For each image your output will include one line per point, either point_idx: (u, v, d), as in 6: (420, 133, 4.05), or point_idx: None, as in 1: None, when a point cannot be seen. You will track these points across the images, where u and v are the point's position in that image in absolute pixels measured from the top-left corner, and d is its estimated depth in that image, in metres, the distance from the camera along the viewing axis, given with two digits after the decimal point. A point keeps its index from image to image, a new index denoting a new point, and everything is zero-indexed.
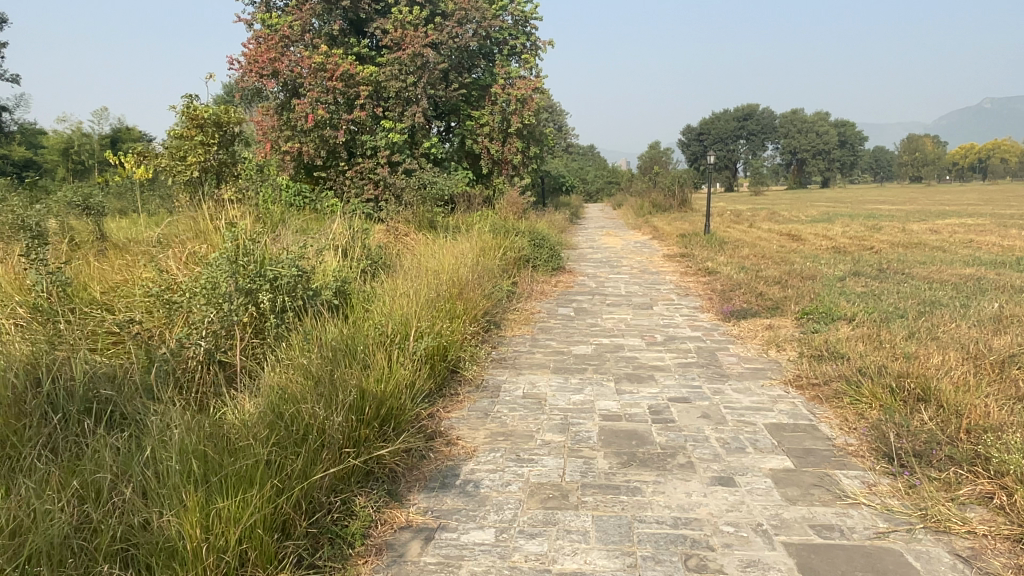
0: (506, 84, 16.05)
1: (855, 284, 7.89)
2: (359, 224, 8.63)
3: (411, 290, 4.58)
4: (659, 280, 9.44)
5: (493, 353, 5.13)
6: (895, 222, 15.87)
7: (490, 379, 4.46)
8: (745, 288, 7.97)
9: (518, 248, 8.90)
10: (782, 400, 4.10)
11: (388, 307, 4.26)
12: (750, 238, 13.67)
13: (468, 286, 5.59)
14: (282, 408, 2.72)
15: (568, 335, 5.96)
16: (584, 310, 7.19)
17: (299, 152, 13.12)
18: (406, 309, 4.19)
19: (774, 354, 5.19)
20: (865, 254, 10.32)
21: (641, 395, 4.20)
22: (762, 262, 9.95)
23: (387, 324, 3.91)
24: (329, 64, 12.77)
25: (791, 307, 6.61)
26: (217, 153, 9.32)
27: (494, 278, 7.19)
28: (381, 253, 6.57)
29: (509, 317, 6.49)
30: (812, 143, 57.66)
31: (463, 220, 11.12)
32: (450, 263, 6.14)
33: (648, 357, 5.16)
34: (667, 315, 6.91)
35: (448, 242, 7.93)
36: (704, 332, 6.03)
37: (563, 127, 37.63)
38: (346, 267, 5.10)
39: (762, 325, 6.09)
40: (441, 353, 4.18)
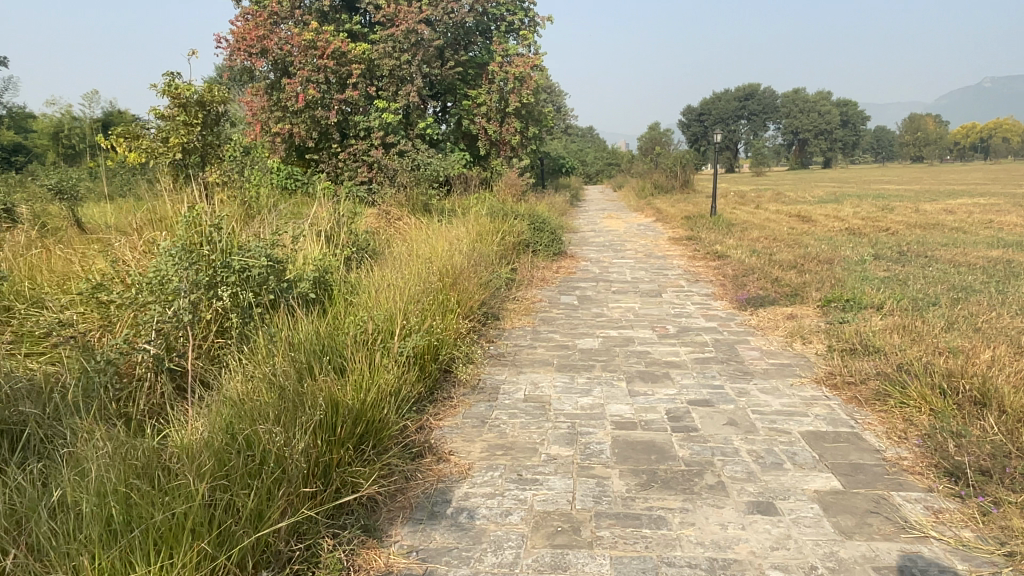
0: (504, 61, 15.47)
1: (876, 268, 7.42)
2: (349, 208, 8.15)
3: (399, 281, 4.12)
4: (666, 265, 8.97)
5: (491, 348, 4.68)
6: (907, 203, 15.36)
7: (488, 380, 4.00)
8: (759, 273, 7.50)
9: (517, 232, 8.43)
10: (816, 403, 3.65)
11: (373, 302, 3.80)
12: (758, 220, 13.19)
13: (463, 274, 5.14)
14: (237, 428, 2.27)
15: (572, 326, 5.50)
16: (589, 298, 6.74)
17: (289, 134, 12.61)
18: (392, 305, 3.72)
19: (800, 348, 4.73)
20: (881, 236, 9.84)
21: (657, 398, 3.74)
22: (774, 245, 9.47)
23: (370, 320, 3.45)
24: (320, 41, 12.32)
25: (812, 295, 6.16)
26: (201, 134, 8.82)
27: (492, 264, 6.73)
28: (369, 239, 6.10)
29: (509, 307, 6.02)
30: (814, 123, 56.85)
31: (459, 202, 10.63)
32: (443, 250, 5.67)
33: (661, 352, 4.70)
34: (678, 303, 6.45)
35: (443, 226, 7.47)
36: (720, 322, 5.57)
37: (563, 107, 36.95)
38: (328, 254, 4.63)
39: (782, 314, 5.62)
40: (431, 351, 3.72)
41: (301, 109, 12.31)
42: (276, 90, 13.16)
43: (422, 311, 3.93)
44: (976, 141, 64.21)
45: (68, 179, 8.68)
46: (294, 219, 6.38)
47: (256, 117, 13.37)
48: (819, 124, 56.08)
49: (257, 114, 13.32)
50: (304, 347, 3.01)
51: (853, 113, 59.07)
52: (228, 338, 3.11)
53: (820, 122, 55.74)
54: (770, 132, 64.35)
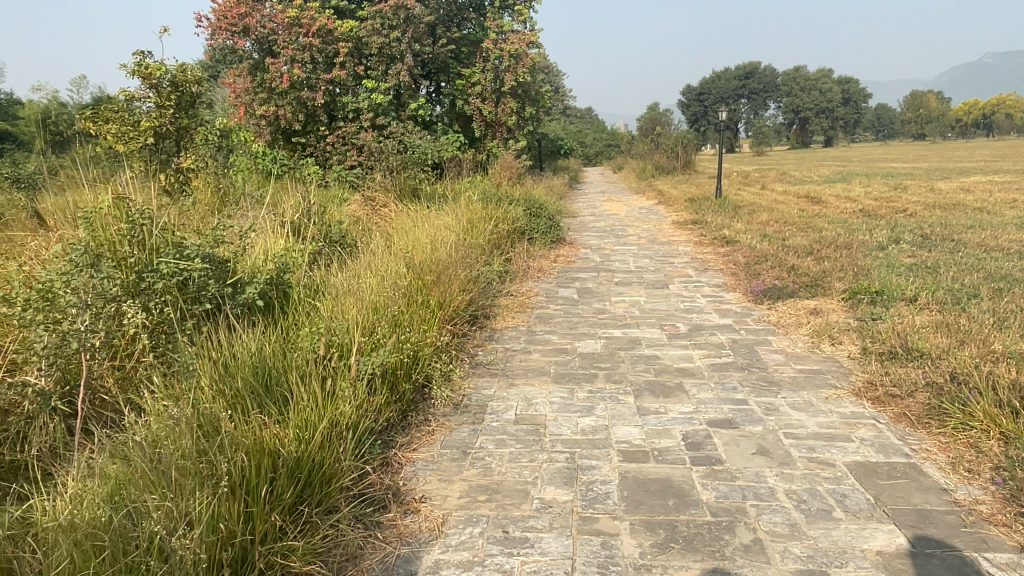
0: (498, 39, 14.84)
1: (901, 254, 6.84)
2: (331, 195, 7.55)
3: (368, 286, 3.56)
4: (671, 252, 8.38)
5: (478, 355, 4.12)
6: (919, 182, 14.77)
7: (472, 397, 3.44)
8: (773, 261, 6.93)
9: (512, 218, 7.84)
10: (859, 423, 3.10)
11: (334, 311, 3.24)
12: (766, 201, 12.59)
13: (447, 268, 4.57)
14: (123, 498, 1.75)
15: (571, 326, 4.93)
16: (589, 290, 6.18)
17: (274, 116, 11.93)
18: (355, 314, 3.17)
19: (829, 349, 4.18)
20: (900, 218, 9.25)
21: (671, 417, 3.18)
22: (786, 230, 8.88)
23: (326, 334, 2.90)
24: (305, 18, 11.72)
25: (835, 286, 5.59)
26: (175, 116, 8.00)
27: (483, 256, 6.16)
28: (346, 230, 5.53)
29: (502, 303, 5.45)
30: (815, 101, 55.74)
31: (451, 187, 10.02)
32: (427, 242, 5.08)
33: (672, 357, 4.13)
34: (687, 296, 5.87)
35: (431, 214, 6.91)
36: (736, 319, 4.99)
37: (560, 88, 36.11)
38: (289, 250, 4.07)
39: (804, 309, 5.05)
40: (405, 367, 3.16)
41: (285, 90, 11.63)
42: (259, 70, 12.50)
43: (393, 321, 3.39)
44: (980, 118, 63.38)
45: (30, 166, 8.06)
46: (264, 207, 5.79)
47: (240, 99, 12.62)
48: (821, 102, 55.16)
49: (240, 97, 12.62)
50: (239, 375, 2.48)
51: (854, 90, 58.10)
52: (148, 362, 2.59)
53: (822, 100, 54.86)
54: (770, 111, 63.44)
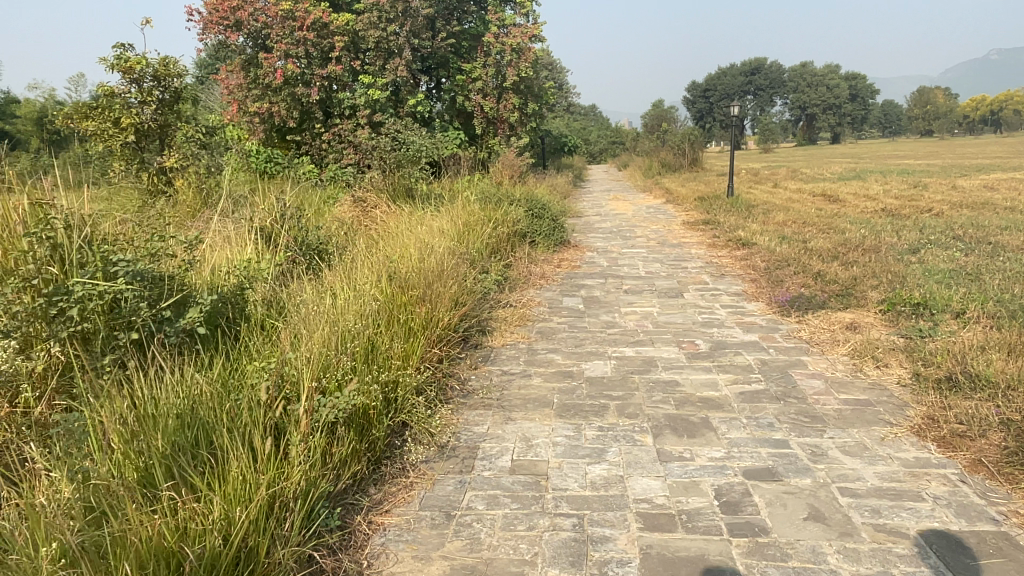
0: (500, 33, 14.15)
1: (936, 258, 6.29)
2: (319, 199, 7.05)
3: (337, 311, 3.03)
4: (683, 255, 7.85)
5: (472, 381, 3.59)
6: (938, 179, 14.15)
7: (461, 437, 2.90)
8: (796, 266, 6.39)
9: (512, 220, 7.34)
10: (929, 474, 2.56)
11: (294, 340, 2.72)
12: (780, 200, 12.04)
13: (437, 280, 4.04)
14: None
15: (576, 343, 4.40)
16: (596, 300, 5.65)
17: (268, 113, 11.56)
18: (315, 345, 2.65)
19: (875, 373, 3.65)
20: (927, 218, 8.69)
21: (700, 466, 2.64)
22: (805, 230, 8.34)
23: (276, 372, 2.38)
24: (299, 11, 11.22)
25: (870, 298, 5.05)
26: (157, 113, 8.24)
27: (479, 265, 5.65)
28: (328, 236, 5.01)
29: (499, 316, 4.91)
30: (822, 97, 54.95)
31: (450, 186, 9.50)
32: (415, 253, 4.56)
33: (694, 383, 3.59)
34: (705, 307, 5.34)
35: (425, 217, 6.41)
36: (762, 335, 4.46)
37: (563, 84, 35.45)
38: (254, 261, 3.55)
39: (839, 324, 4.52)
40: (378, 408, 2.63)
41: (279, 86, 11.38)
42: (253, 66, 11.94)
43: (366, 350, 2.88)
44: (989, 115, 62.56)
45: None
46: (240, 212, 5.29)
47: (232, 96, 12.13)
48: (827, 98, 54.51)
49: (232, 93, 12.14)
50: (159, 429, 1.98)
51: (861, 85, 57.35)
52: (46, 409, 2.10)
53: (829, 96, 54.15)
54: (776, 106, 62.70)
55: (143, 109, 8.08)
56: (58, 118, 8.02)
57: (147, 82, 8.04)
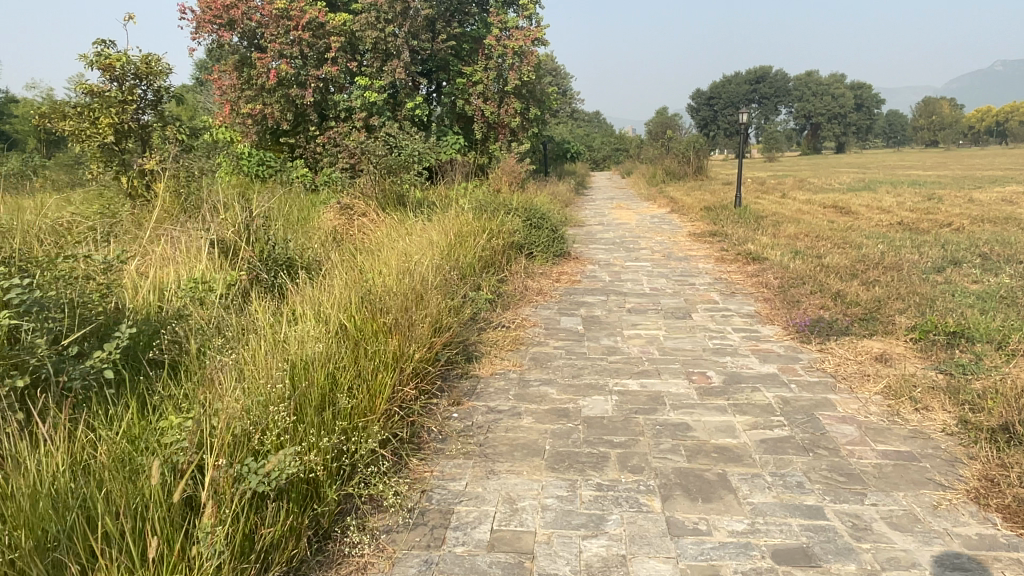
0: (501, 36, 13.62)
1: (964, 279, 5.83)
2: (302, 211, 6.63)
3: (286, 350, 2.58)
4: (690, 269, 7.39)
5: (452, 421, 3.12)
6: (953, 191, 13.68)
7: (432, 498, 2.44)
8: (813, 285, 5.93)
9: (509, 230, 6.89)
10: (1000, 560, 2.10)
11: (227, 385, 2.26)
12: (790, 211, 11.58)
13: (415, 306, 3.59)
14: None
15: (574, 373, 3.93)
16: (597, 321, 5.19)
17: (261, 116, 11.31)
18: (251, 396, 2.19)
19: (914, 418, 3.19)
20: (948, 233, 8.22)
21: (718, 545, 2.16)
22: (819, 245, 7.89)
23: (195, 433, 1.93)
24: (294, 10, 10.85)
25: (899, 324, 4.59)
26: (137, 112, 7.84)
27: (467, 282, 5.22)
28: (303, 249, 4.58)
29: (489, 339, 4.45)
30: (828, 106, 54.49)
31: (446, 193, 9.05)
32: (394, 269, 4.12)
33: (708, 426, 3.12)
34: (716, 331, 4.88)
35: (415, 228, 5.99)
36: (781, 366, 3.99)
37: (566, 89, 35.11)
38: (201, 284, 3.10)
39: (868, 354, 4.06)
40: (326, 472, 2.17)
41: (274, 87, 11.13)
42: (246, 66, 11.79)
43: (320, 394, 2.45)
44: (995, 126, 62.05)
45: None
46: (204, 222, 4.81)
47: (227, 97, 11.94)
48: (832, 107, 54.15)
49: (226, 94, 11.93)
50: (25, 515, 1.55)
51: (866, 94, 56.96)
52: None
53: (835, 105, 53.72)
54: (781, 115, 62.26)
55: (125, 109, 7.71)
56: (34, 118, 7.60)
57: (127, 80, 7.65)
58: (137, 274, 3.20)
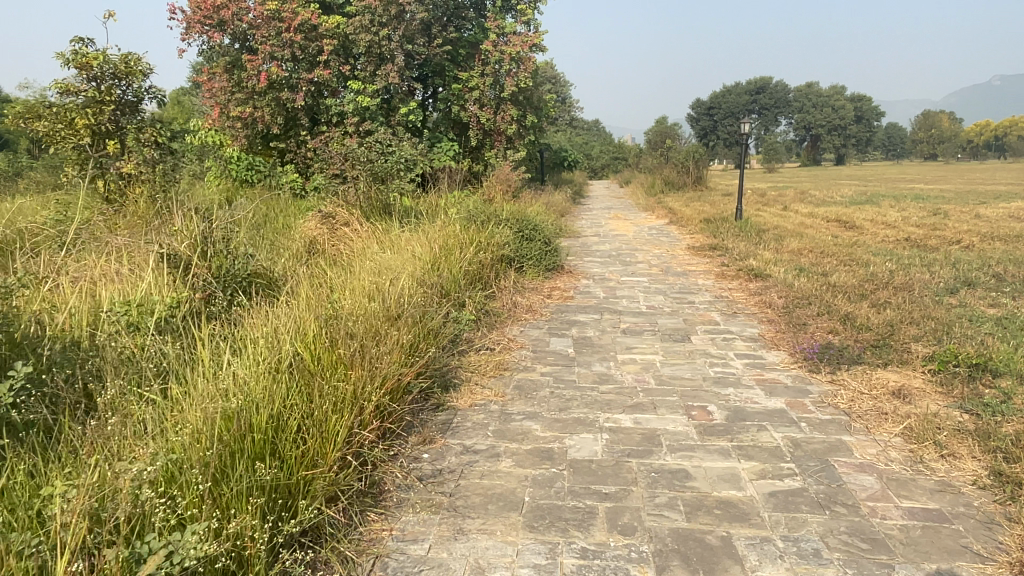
0: (498, 41, 13.27)
1: (981, 302, 5.50)
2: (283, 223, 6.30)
3: (222, 394, 2.21)
4: (689, 286, 7.06)
5: (420, 466, 2.75)
6: (958, 206, 13.37)
7: (386, 568, 2.07)
8: (819, 306, 5.59)
9: (498, 243, 6.54)
10: None
11: (138, 446, 1.90)
12: (792, 225, 11.25)
13: (385, 333, 3.20)
14: None
15: (561, 405, 3.57)
16: (589, 343, 4.84)
17: (250, 119, 10.92)
18: (165, 460, 1.83)
19: (941, 468, 2.84)
20: (958, 251, 7.90)
21: None
22: (824, 262, 7.55)
23: (82, 513, 1.57)
24: (286, 12, 10.56)
25: (915, 354, 4.25)
26: (115, 114, 7.48)
27: (450, 301, 4.85)
28: (271, 263, 4.23)
29: (472, 365, 4.10)
30: (828, 118, 54.33)
31: (437, 202, 8.72)
32: (365, 287, 3.75)
33: (709, 474, 2.76)
34: (717, 356, 4.53)
35: (400, 240, 5.64)
36: (789, 400, 3.64)
37: (565, 97, 34.81)
38: (135, 312, 2.72)
39: (884, 388, 3.71)
40: (255, 552, 1.81)
41: (263, 90, 10.64)
42: (237, 68, 11.40)
43: (257, 446, 2.10)
44: (995, 140, 61.93)
45: None
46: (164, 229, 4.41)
47: (215, 99, 11.40)
48: (832, 119, 54.00)
49: (215, 96, 11.37)
50: None
51: (866, 107, 56.88)
52: None
53: (835, 117, 53.60)
54: (781, 126, 62.11)
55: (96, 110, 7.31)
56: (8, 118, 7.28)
57: (106, 80, 7.33)
58: (66, 302, 2.84)
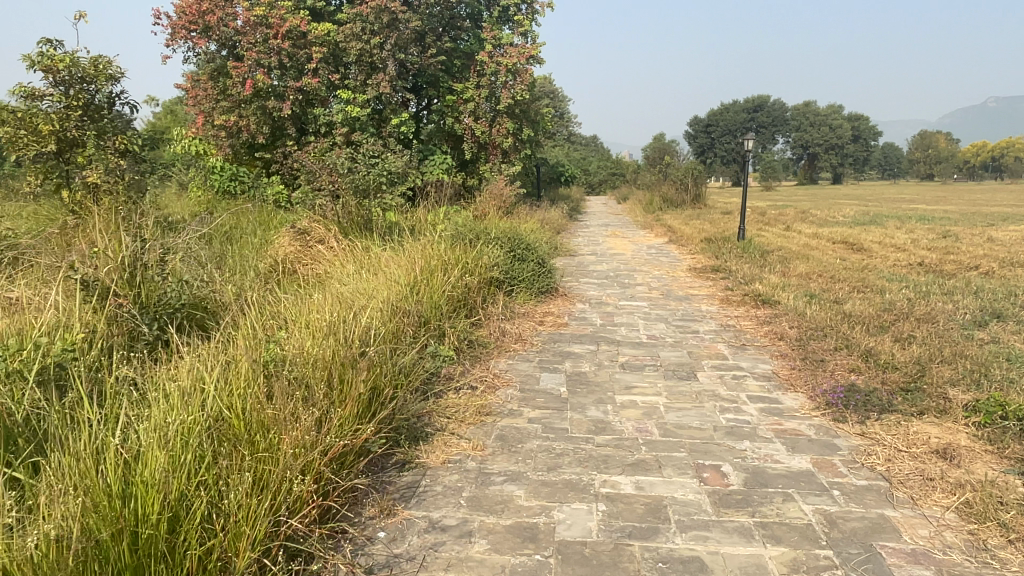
0: (495, 52, 12.79)
1: (1015, 339, 5.00)
2: (253, 247, 5.81)
3: (91, 485, 1.73)
4: (692, 312, 6.55)
5: (370, 553, 2.22)
6: (966, 228, 12.96)
7: None
8: (837, 338, 5.09)
9: (486, 264, 6.01)
10: None
11: None
12: (797, 246, 10.79)
13: (335, 383, 2.68)
14: None
15: (551, 462, 3.03)
16: (585, 380, 4.31)
17: (235, 128, 10.37)
18: None
19: (1013, 559, 2.31)
20: (978, 278, 7.42)
21: None
22: (835, 288, 7.05)
23: None
24: (275, 18, 10.09)
25: (955, 401, 3.74)
26: (82, 121, 6.85)
27: (428, 333, 4.34)
28: (224, 284, 3.74)
29: (450, 408, 3.57)
30: (825, 137, 54.21)
31: (425, 217, 8.21)
32: (321, 319, 3.23)
33: (730, 566, 2.23)
34: (728, 399, 4.01)
35: (377, 260, 5.14)
36: (816, 459, 3.11)
37: (563, 112, 34.44)
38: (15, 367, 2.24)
39: (926, 446, 3.20)
40: None
41: (249, 98, 10.21)
42: (223, 75, 10.82)
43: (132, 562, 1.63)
44: (991, 161, 61.93)
45: None
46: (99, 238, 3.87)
47: (199, 107, 10.89)
48: (830, 138, 53.89)
49: (199, 104, 10.85)
50: None
51: (865, 126, 56.76)
52: None
53: (833, 136, 53.57)
54: (778, 144, 61.90)
55: (64, 116, 6.71)
56: None
57: (75, 84, 6.75)
58: None
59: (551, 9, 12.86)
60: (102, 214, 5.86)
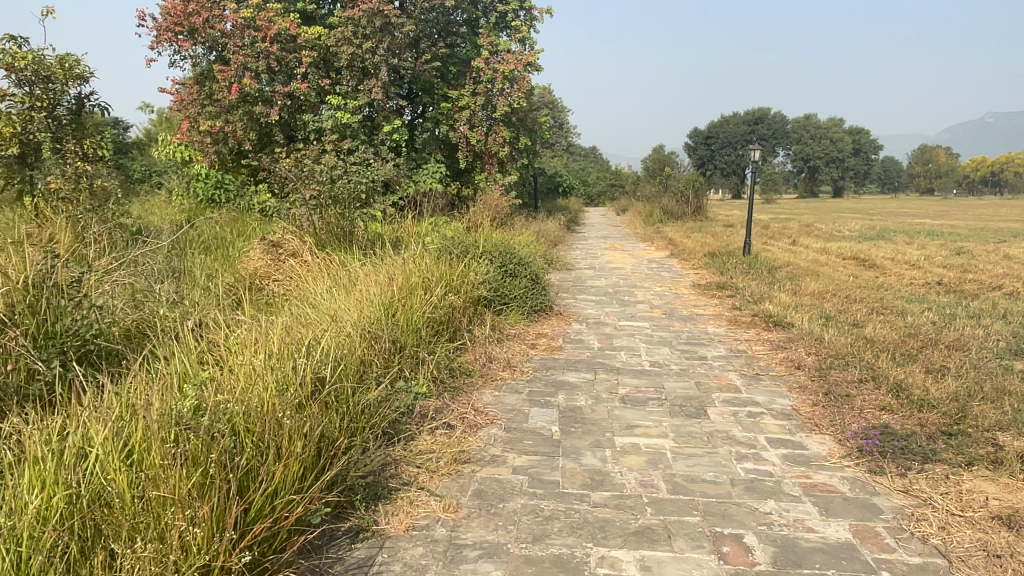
0: (491, 59, 12.28)
1: None
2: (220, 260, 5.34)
3: None
4: (698, 335, 6.02)
5: None
6: (980, 245, 12.49)
7: None
8: (862, 369, 4.56)
9: (474, 282, 5.49)
10: None
11: None
12: (806, 262, 10.29)
13: (270, 439, 2.17)
14: None
15: (538, 530, 2.50)
16: (581, 417, 3.78)
17: (221, 134, 9.89)
18: None
19: None
20: (1004, 300, 6.91)
21: None
22: (852, 309, 6.53)
23: None
24: (262, 20, 9.60)
25: (1009, 449, 3.22)
26: (49, 123, 6.25)
27: (402, 363, 3.84)
28: (165, 308, 3.28)
29: (422, 456, 3.06)
30: (826, 150, 53.89)
31: (413, 228, 7.70)
32: (264, 352, 2.73)
33: None
34: (744, 442, 3.48)
35: (350, 276, 4.64)
36: (856, 528, 2.59)
37: (563, 123, 34.00)
38: None
39: (987, 512, 2.67)
40: None
41: (235, 103, 9.73)
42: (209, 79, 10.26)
43: None
44: (991, 176, 61.69)
45: None
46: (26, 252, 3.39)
47: (183, 112, 10.33)
48: (831, 151, 53.58)
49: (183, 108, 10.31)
50: None
51: (866, 140, 56.52)
52: None
53: (834, 150, 53.26)
54: (778, 157, 61.54)
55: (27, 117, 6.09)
56: None
57: (40, 84, 6.11)
58: None
59: (551, 16, 12.36)
60: (59, 223, 5.32)
